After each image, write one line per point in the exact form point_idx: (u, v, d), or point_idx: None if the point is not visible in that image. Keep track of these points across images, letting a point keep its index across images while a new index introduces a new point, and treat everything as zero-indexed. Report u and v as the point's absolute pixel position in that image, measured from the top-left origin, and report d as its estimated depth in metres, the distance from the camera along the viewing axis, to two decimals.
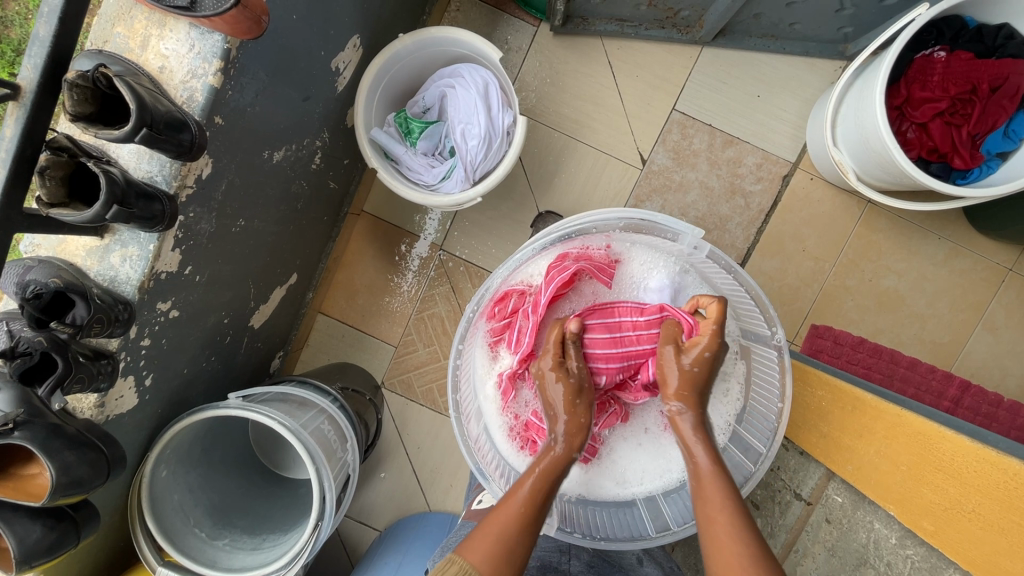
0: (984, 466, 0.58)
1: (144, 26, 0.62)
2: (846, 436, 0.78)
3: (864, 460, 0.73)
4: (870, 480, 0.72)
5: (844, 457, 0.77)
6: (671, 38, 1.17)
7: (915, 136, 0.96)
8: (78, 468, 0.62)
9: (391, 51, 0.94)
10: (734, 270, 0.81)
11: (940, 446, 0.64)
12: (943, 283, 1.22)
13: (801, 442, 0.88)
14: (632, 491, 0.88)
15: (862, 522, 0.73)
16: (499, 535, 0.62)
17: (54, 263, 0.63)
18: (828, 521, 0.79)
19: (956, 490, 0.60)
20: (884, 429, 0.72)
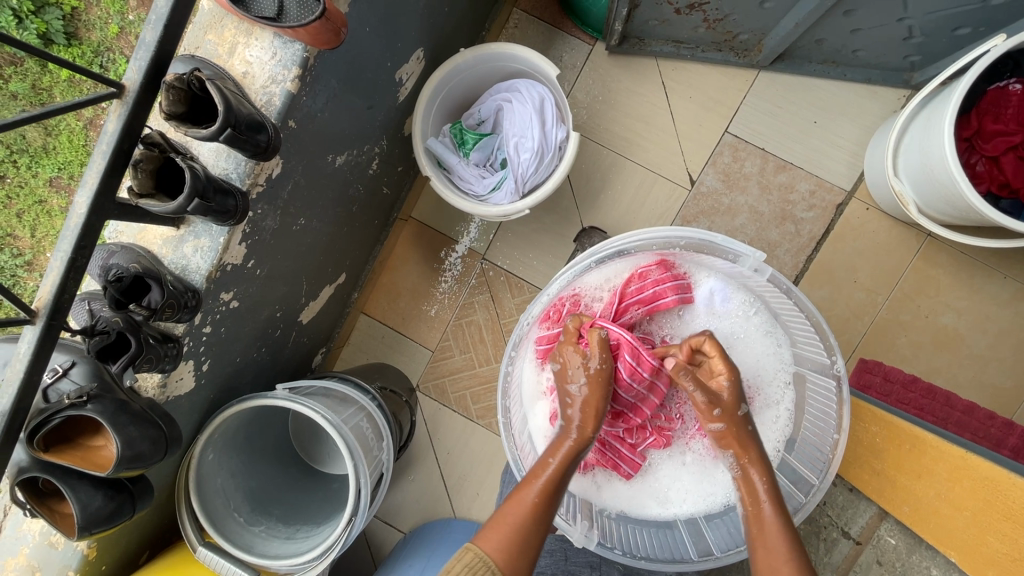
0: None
1: (232, 34, 0.67)
2: (901, 474, 0.75)
3: (922, 500, 0.71)
4: (929, 522, 0.69)
5: (899, 496, 0.74)
6: (728, 60, 1.17)
7: (985, 170, 0.93)
8: (140, 443, 0.66)
9: (451, 65, 0.97)
10: (793, 293, 0.78)
11: (1009, 494, 0.61)
12: (1007, 324, 1.15)
13: (851, 478, 0.84)
14: (673, 512, 0.87)
15: (917, 566, 0.71)
16: (517, 525, 0.66)
17: (135, 250, 0.68)
18: (878, 562, 0.76)
19: None
20: (947, 470, 0.69)
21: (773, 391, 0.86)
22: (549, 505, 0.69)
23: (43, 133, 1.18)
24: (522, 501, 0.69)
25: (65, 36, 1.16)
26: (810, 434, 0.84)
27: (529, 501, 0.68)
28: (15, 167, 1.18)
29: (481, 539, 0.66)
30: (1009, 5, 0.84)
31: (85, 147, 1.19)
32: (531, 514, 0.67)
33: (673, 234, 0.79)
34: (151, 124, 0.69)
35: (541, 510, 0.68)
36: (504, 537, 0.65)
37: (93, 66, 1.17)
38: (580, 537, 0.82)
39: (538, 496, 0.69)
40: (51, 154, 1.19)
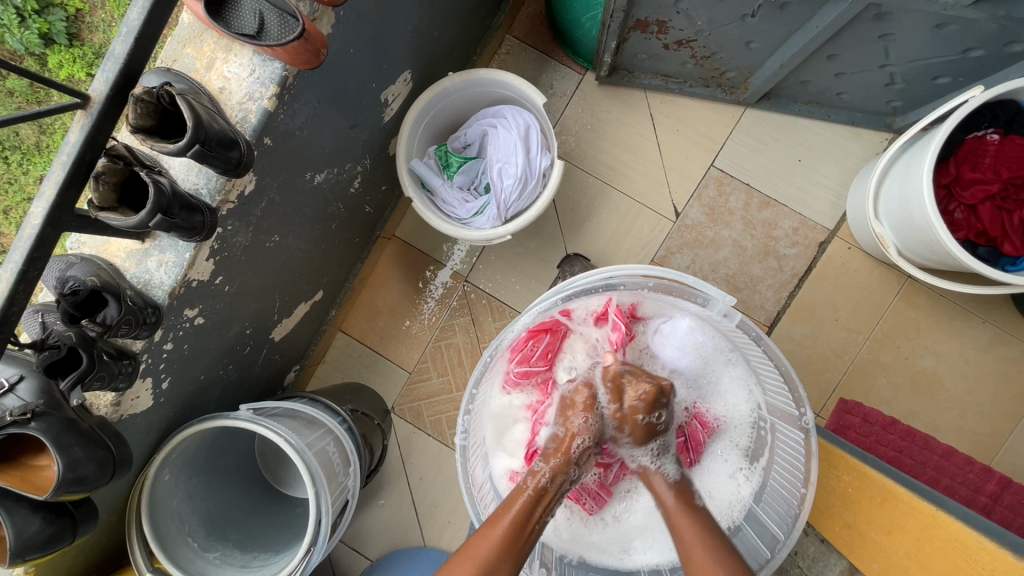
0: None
1: (211, 49, 0.66)
2: (872, 529, 0.74)
3: (891, 558, 0.69)
4: None
5: (870, 552, 0.73)
6: (715, 96, 1.18)
7: (963, 217, 0.93)
8: (85, 465, 0.63)
9: (439, 89, 0.97)
10: (764, 343, 0.76)
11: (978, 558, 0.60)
12: (986, 370, 1.15)
13: (823, 528, 0.83)
14: (636, 562, 0.83)
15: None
16: (483, 562, 0.64)
17: (95, 262, 0.66)
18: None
19: None
20: (916, 526, 0.68)
21: (738, 434, 0.86)
22: (519, 537, 0.67)
23: (38, 131, 1.15)
24: (488, 537, 0.66)
25: (67, 37, 1.14)
26: (777, 487, 0.82)
27: (494, 536, 0.66)
28: (6, 162, 1.15)
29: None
30: (987, 59, 0.86)
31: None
32: (497, 549, 0.65)
33: (646, 273, 0.77)
34: (122, 136, 0.67)
35: (512, 545, 0.66)
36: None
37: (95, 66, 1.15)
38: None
39: (509, 525, 0.67)
40: (43, 151, 1.16)
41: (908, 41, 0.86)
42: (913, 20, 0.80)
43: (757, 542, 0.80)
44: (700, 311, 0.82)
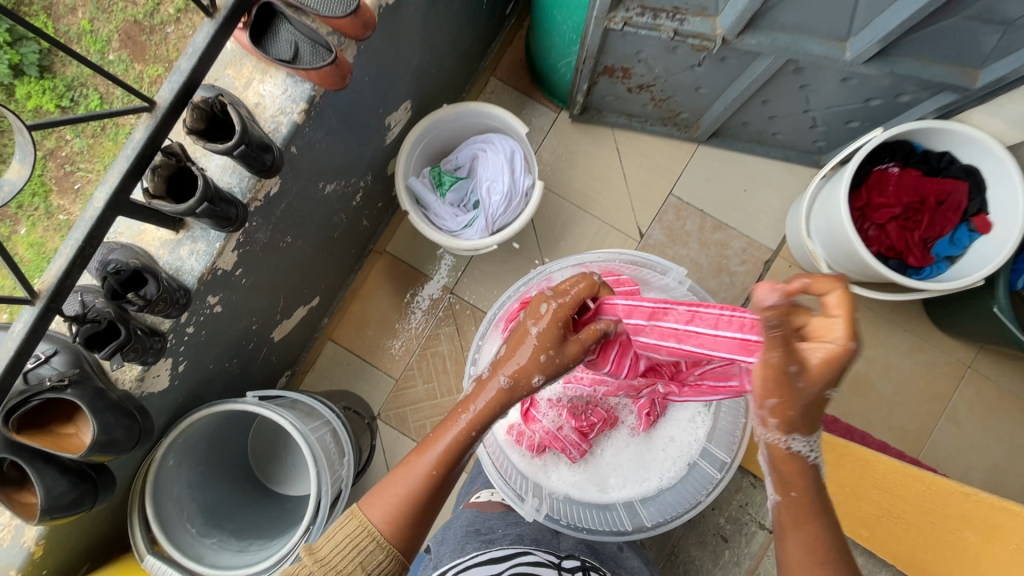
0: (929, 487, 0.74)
1: (250, 71, 0.78)
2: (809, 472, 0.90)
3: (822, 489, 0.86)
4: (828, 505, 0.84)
5: None
6: (672, 134, 1.36)
7: (875, 235, 1.13)
8: (114, 430, 0.69)
9: (435, 117, 1.11)
10: (712, 305, 0.92)
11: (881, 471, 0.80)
12: (909, 373, 1.32)
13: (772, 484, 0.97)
14: (611, 495, 0.91)
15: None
16: (406, 494, 0.59)
17: (133, 249, 0.74)
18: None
19: None
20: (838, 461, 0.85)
21: None
22: (449, 471, 0.61)
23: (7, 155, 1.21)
24: (413, 471, 0.60)
25: (38, 69, 1.24)
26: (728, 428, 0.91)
27: (422, 467, 0.60)
28: None
29: (367, 506, 0.60)
30: (885, 107, 1.06)
31: (44, 176, 1.22)
32: (421, 484, 0.60)
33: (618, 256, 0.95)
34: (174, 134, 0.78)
35: (438, 481, 0.60)
36: (391, 506, 0.59)
37: (64, 99, 1.24)
38: (530, 510, 0.84)
39: (439, 455, 0.60)
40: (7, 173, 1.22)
41: (823, 91, 1.05)
42: (824, 74, 1.00)
43: (709, 469, 0.89)
44: (661, 285, 0.97)
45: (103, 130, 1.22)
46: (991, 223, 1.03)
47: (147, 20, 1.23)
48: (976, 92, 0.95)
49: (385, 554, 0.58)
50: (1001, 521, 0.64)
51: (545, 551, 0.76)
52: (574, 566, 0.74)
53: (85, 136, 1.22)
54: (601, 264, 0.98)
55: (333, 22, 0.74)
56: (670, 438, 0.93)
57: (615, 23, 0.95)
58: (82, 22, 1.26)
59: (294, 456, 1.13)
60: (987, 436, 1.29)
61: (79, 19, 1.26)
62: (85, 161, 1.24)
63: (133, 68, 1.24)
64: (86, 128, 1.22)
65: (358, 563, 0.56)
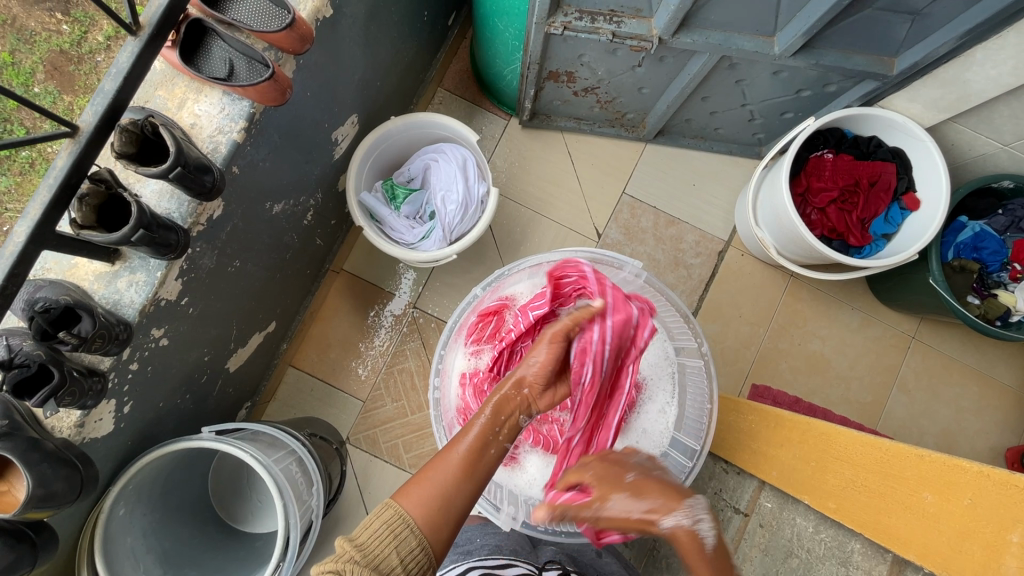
0: (900, 457, 0.66)
1: (183, 91, 0.75)
2: (771, 445, 0.89)
3: (784, 463, 0.84)
4: (789, 479, 0.82)
5: (768, 463, 0.87)
6: (620, 134, 1.39)
7: (818, 218, 1.19)
8: (54, 482, 0.64)
9: (383, 129, 1.10)
10: (667, 295, 0.95)
11: (857, 445, 0.73)
12: (860, 348, 1.38)
13: (737, 461, 0.96)
14: None
15: (787, 520, 0.82)
16: (439, 483, 0.60)
17: (63, 284, 0.69)
18: (761, 525, 0.85)
19: (849, 472, 0.72)
20: (796, 436, 0.84)
21: (660, 378, 0.94)
22: (476, 463, 0.64)
23: None
24: (446, 463, 0.63)
25: None
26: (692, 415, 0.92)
27: (453, 459, 0.63)
28: None
29: (401, 496, 0.59)
30: (815, 97, 1.12)
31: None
32: (454, 474, 0.62)
33: (565, 255, 0.94)
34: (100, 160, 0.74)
35: (468, 471, 0.63)
36: (427, 496, 0.59)
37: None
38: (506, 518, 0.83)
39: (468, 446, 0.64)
40: None
41: (758, 85, 1.10)
42: (757, 69, 1.04)
43: (682, 460, 0.89)
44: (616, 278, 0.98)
45: (31, 166, 1.10)
46: (919, 201, 1.11)
47: (74, 49, 1.14)
48: (894, 79, 1.01)
49: (419, 544, 0.57)
50: (954, 479, 0.59)
51: (526, 562, 0.79)
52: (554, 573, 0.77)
53: (12, 173, 1.09)
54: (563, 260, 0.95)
55: (267, 37, 0.72)
56: (643, 431, 0.92)
57: (555, 28, 0.96)
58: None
59: (259, 491, 1.08)
60: (936, 402, 1.36)
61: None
62: (13, 201, 1.09)
63: (60, 100, 1.13)
64: (12, 164, 1.08)
65: (395, 547, 0.55)
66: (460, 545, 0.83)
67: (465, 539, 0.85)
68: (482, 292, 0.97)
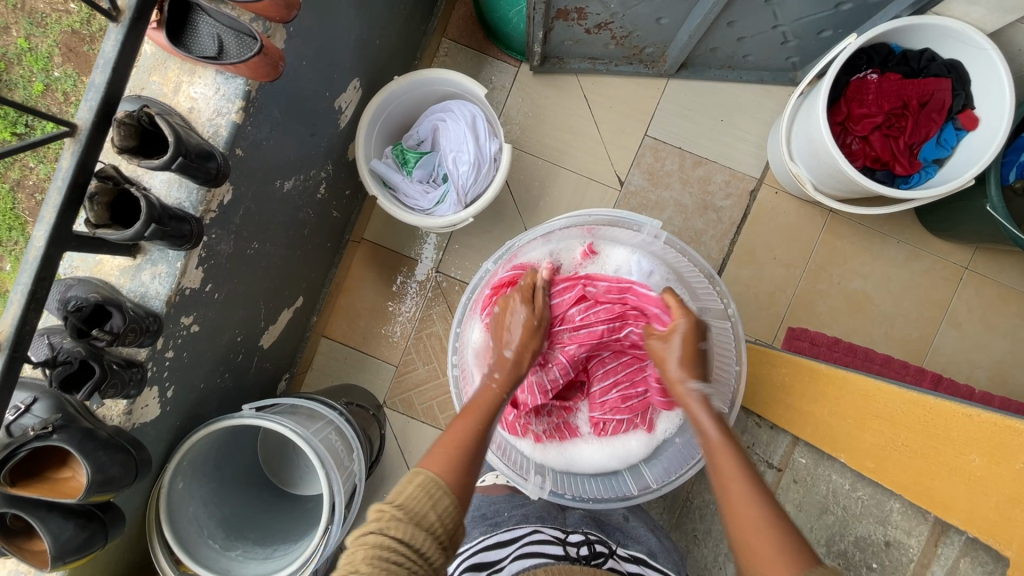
0: (941, 418, 0.64)
1: (176, 74, 0.72)
2: (803, 402, 0.87)
3: (819, 420, 0.82)
4: (826, 436, 0.80)
5: (803, 419, 0.86)
6: (639, 72, 1.29)
7: (859, 148, 1.09)
8: (111, 467, 0.68)
9: (387, 91, 1.05)
10: (688, 253, 0.90)
11: (899, 406, 0.70)
12: (905, 283, 1.31)
13: (770, 416, 0.96)
14: (619, 457, 0.95)
15: (821, 476, 0.83)
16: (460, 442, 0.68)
17: (91, 282, 0.71)
18: (795, 481, 0.88)
19: (891, 431, 0.70)
20: (833, 389, 0.82)
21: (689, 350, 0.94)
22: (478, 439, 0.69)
23: None
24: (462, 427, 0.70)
25: None
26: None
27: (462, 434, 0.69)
28: None
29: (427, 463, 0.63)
30: (856, 10, 1.00)
31: (15, 211, 1.12)
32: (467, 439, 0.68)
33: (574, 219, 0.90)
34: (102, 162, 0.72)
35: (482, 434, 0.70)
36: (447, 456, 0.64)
37: (19, 125, 1.13)
38: (534, 488, 0.87)
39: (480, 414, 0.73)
40: None
41: (791, 3, 0.99)
42: None
43: None
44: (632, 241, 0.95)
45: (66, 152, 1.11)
46: (977, 118, 1.00)
47: (84, 28, 1.12)
48: None
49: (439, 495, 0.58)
50: (1005, 441, 0.56)
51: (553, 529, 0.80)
52: (579, 540, 0.76)
53: (47, 161, 1.11)
54: (575, 228, 0.93)
55: (251, 7, 0.68)
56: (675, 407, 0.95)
57: None
58: (10, 42, 1.12)
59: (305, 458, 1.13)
60: (989, 334, 1.28)
61: (13, 36, 1.12)
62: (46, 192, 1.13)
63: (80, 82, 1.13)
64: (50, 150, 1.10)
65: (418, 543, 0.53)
66: (489, 518, 0.85)
67: (494, 511, 0.86)
68: (493, 266, 0.95)
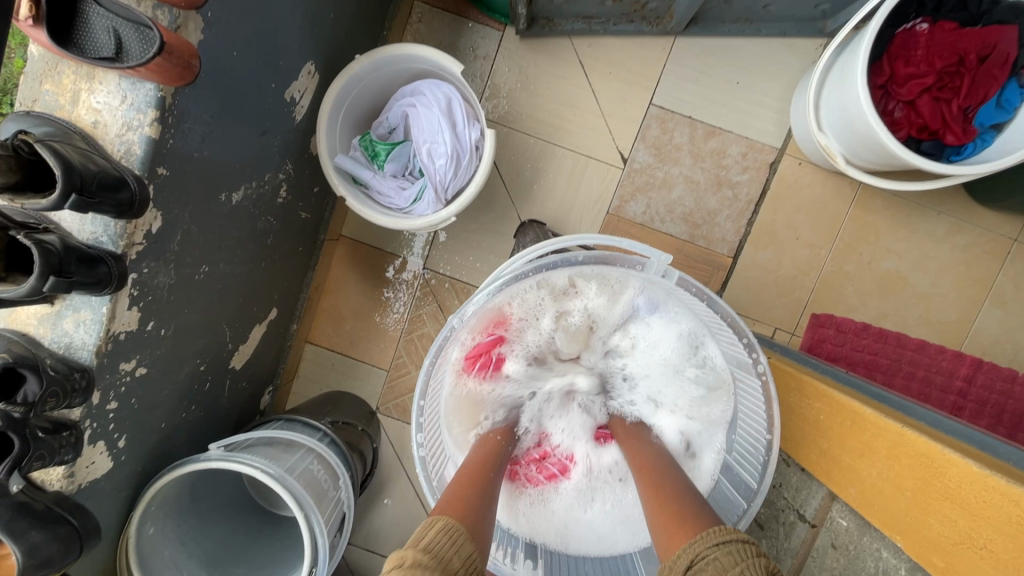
0: (993, 498, 0.52)
1: (72, 81, 0.59)
2: (846, 454, 0.71)
3: (867, 481, 0.67)
4: (876, 504, 0.65)
5: (847, 477, 0.70)
6: (642, 30, 1.12)
7: (903, 115, 0.93)
8: (47, 547, 0.60)
9: (349, 75, 0.91)
10: (706, 297, 0.76)
11: (947, 472, 0.57)
12: (945, 261, 1.17)
13: (801, 459, 0.81)
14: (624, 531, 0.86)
15: (869, 550, 0.66)
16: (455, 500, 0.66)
17: (4, 336, 0.60)
18: (832, 545, 0.71)
19: (968, 523, 0.54)
20: (885, 447, 0.66)
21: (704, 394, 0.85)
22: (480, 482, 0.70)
23: None
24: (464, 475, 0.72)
25: None
26: (745, 424, 0.84)
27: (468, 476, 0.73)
28: None
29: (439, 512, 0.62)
30: None
31: None
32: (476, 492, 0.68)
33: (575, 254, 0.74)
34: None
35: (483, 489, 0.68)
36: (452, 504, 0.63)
37: None
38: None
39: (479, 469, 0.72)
40: None
41: None
42: None
43: (735, 494, 0.81)
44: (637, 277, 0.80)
45: None
46: None
47: None
48: None
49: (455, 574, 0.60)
50: None
51: None
52: None
53: None
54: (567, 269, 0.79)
55: None
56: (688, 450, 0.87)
57: None
58: None
59: None
60: None
61: None
62: None
63: None
64: None
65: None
66: None
67: None
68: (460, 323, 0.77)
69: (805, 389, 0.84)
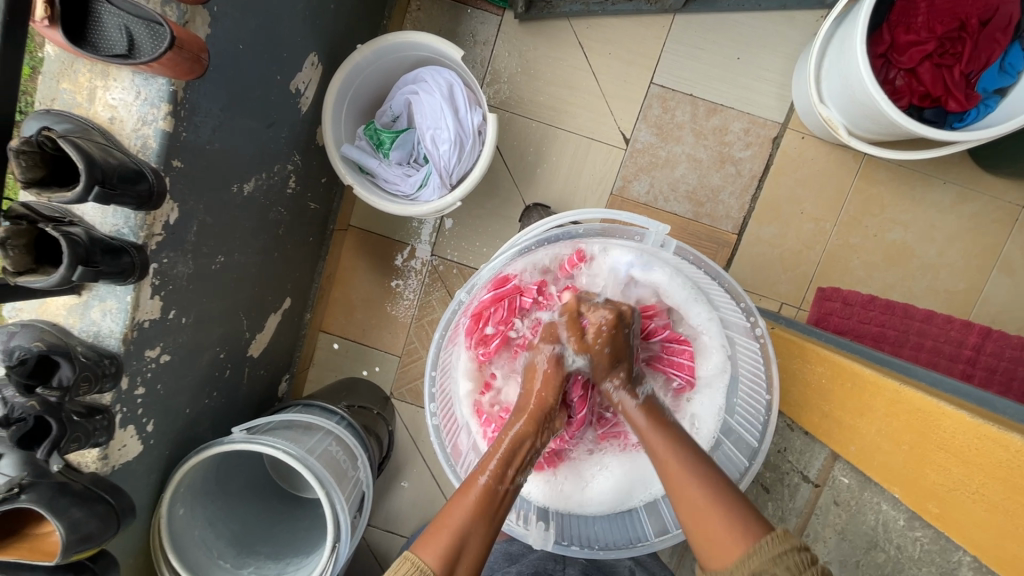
0: (986, 444, 0.54)
1: (87, 79, 0.61)
2: (845, 415, 0.73)
3: (867, 440, 0.69)
4: (874, 461, 0.67)
5: (846, 437, 0.72)
6: (640, 9, 1.12)
7: (904, 83, 0.93)
8: (87, 523, 0.64)
9: (351, 64, 0.92)
10: (704, 263, 0.79)
11: (942, 424, 0.60)
12: (952, 230, 1.16)
13: (803, 423, 0.82)
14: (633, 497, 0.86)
15: (869, 504, 0.68)
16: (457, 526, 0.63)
17: (36, 326, 0.64)
18: (835, 503, 0.73)
19: (961, 471, 0.56)
20: (884, 406, 0.67)
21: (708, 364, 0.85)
22: (491, 503, 0.66)
23: None
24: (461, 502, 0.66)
25: None
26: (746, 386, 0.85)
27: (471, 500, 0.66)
28: None
29: (418, 548, 0.62)
30: None
31: None
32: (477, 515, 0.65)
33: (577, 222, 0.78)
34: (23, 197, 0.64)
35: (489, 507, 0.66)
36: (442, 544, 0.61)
37: None
38: (536, 538, 0.83)
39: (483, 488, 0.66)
40: None
41: None
42: None
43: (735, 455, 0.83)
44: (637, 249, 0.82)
45: None
46: None
47: None
48: None
49: None
50: None
51: None
52: None
53: None
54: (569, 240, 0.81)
55: None
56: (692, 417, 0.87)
57: None
58: None
59: None
60: None
61: None
62: None
63: None
64: None
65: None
66: None
67: None
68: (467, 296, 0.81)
69: (807, 355, 0.85)
